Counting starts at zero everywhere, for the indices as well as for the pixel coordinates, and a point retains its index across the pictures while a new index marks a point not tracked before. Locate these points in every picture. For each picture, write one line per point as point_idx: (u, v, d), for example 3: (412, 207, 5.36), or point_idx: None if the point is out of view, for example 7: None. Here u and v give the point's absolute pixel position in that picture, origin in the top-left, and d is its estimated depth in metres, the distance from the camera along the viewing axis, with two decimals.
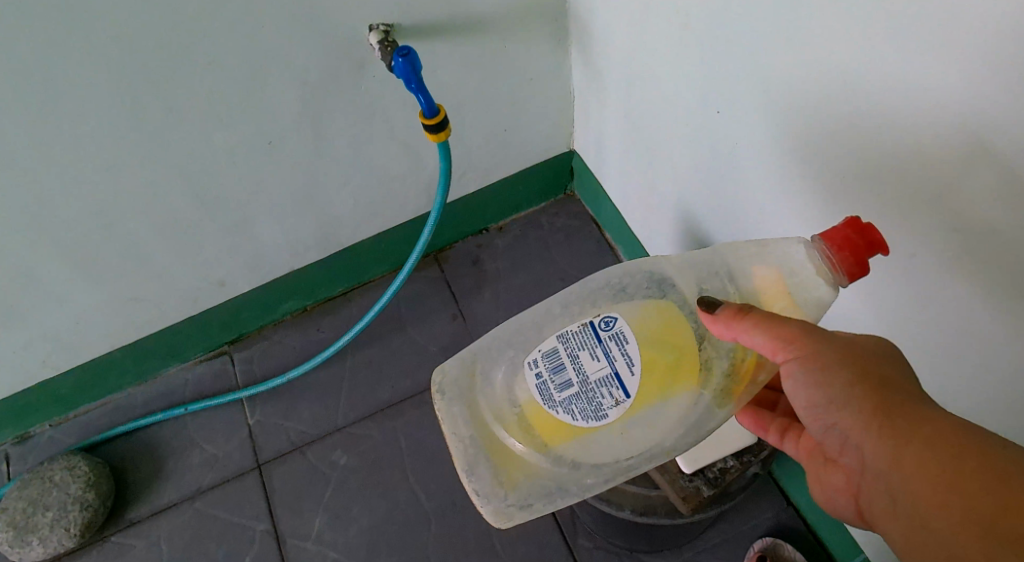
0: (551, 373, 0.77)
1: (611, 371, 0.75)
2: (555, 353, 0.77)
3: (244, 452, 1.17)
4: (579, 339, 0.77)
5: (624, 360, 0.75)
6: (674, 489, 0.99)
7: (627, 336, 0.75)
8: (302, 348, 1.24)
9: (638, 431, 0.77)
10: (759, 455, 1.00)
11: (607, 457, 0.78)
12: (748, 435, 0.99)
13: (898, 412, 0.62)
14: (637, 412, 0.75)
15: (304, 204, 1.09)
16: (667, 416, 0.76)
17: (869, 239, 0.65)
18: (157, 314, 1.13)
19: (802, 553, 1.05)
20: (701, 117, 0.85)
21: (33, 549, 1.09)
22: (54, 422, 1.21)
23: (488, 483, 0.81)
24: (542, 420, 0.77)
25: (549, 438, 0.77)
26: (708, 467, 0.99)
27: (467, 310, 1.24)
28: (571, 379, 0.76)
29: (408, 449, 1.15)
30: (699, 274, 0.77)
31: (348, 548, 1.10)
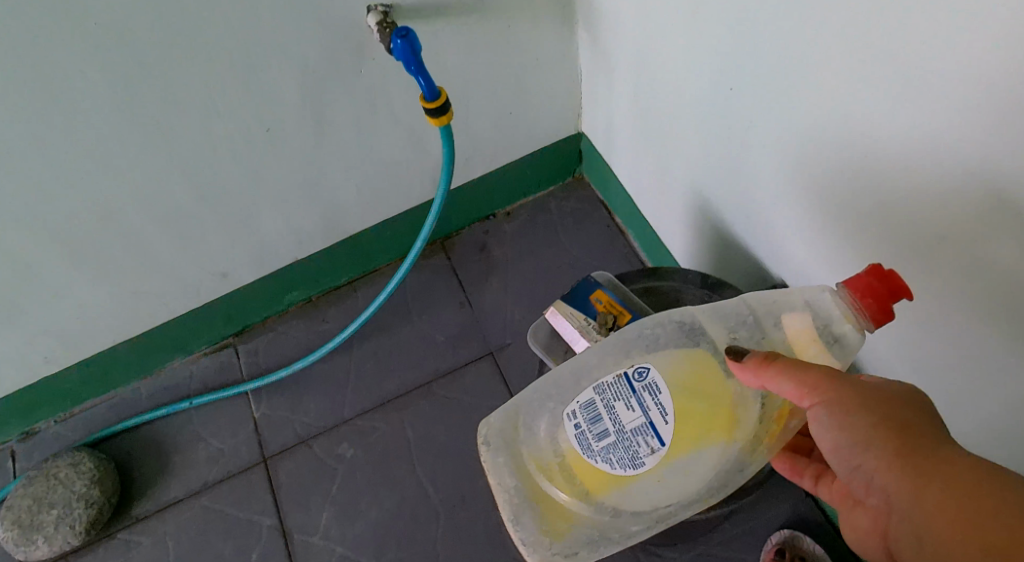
0: (588, 424, 0.75)
1: (647, 420, 0.73)
2: (592, 406, 0.75)
3: (250, 446, 1.15)
4: (614, 390, 0.75)
5: (658, 410, 0.73)
6: None
7: (659, 385, 0.73)
8: (307, 339, 1.21)
9: (677, 478, 0.74)
10: None
11: (647, 503, 0.75)
12: None
13: (925, 455, 0.59)
14: (675, 458, 0.73)
15: (305, 193, 1.06)
16: (705, 463, 0.74)
17: (893, 285, 0.64)
18: (158, 307, 1.11)
19: (821, 546, 1.05)
20: (710, 101, 0.82)
21: (40, 546, 1.09)
22: (59, 418, 1.19)
23: (533, 532, 0.78)
24: (583, 468, 0.75)
25: (592, 488, 0.75)
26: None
27: (475, 298, 1.21)
28: (608, 428, 0.74)
29: (417, 442, 1.13)
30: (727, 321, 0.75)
31: (355, 542, 1.08)
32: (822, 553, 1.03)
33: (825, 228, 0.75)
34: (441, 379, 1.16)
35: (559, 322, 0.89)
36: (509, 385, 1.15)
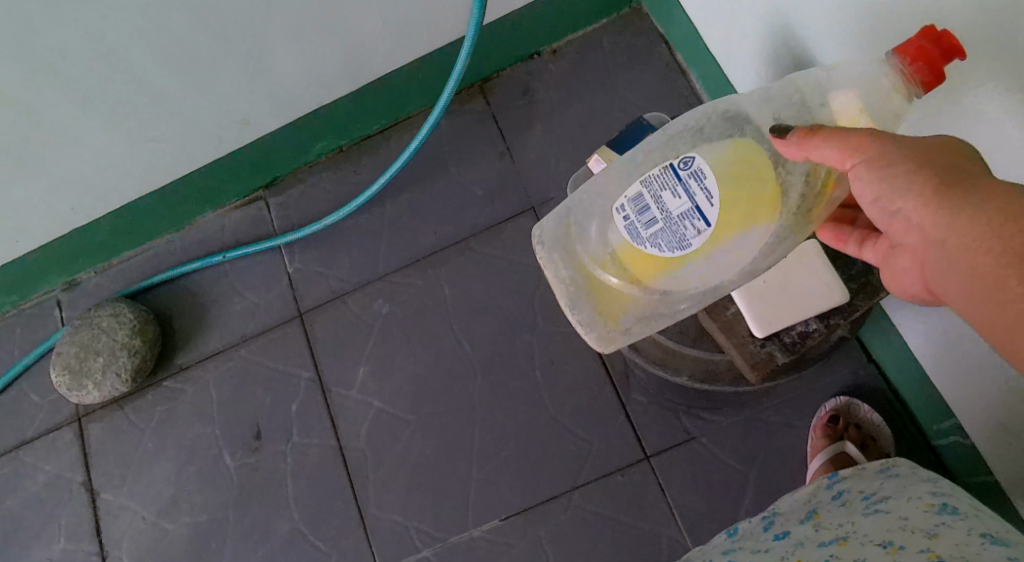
0: (636, 215, 0.71)
1: (694, 203, 0.69)
2: (636, 195, 0.71)
3: (286, 300, 1.12)
4: (660, 181, 0.70)
5: (705, 193, 0.69)
6: (741, 354, 0.87)
7: (705, 168, 0.69)
8: (340, 191, 1.15)
9: (726, 257, 0.71)
10: (850, 316, 0.85)
11: (697, 283, 0.73)
12: (840, 293, 0.84)
13: (962, 201, 0.56)
14: (722, 239, 0.70)
15: (325, 28, 0.97)
16: (754, 240, 0.70)
17: (947, 46, 0.61)
18: (183, 155, 1.06)
19: (880, 413, 0.99)
20: None
21: (90, 392, 1.11)
22: (100, 269, 1.19)
23: (589, 316, 0.78)
24: (631, 256, 0.72)
25: (639, 273, 0.73)
26: (785, 332, 0.86)
27: (517, 148, 1.13)
28: (655, 216, 0.70)
29: (453, 298, 1.09)
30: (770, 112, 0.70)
31: (392, 397, 1.07)
32: (881, 420, 0.98)
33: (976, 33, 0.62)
34: (479, 234, 1.10)
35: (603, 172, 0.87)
36: None
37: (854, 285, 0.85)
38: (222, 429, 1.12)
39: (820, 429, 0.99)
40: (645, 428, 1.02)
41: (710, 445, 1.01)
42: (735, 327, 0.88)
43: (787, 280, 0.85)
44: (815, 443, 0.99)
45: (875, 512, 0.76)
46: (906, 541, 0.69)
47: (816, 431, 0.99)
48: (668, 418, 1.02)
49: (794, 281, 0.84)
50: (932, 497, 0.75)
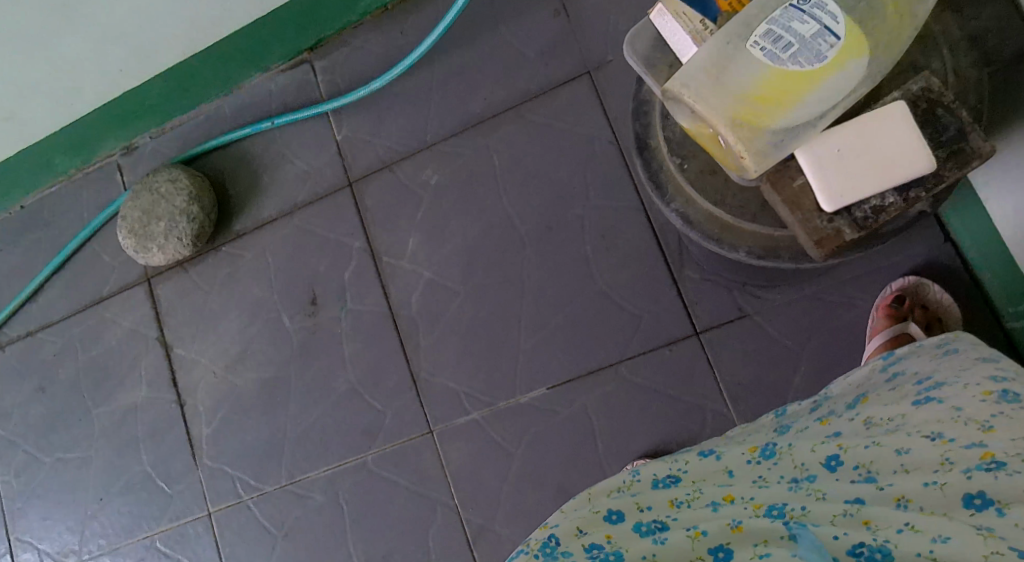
0: (774, 46, 0.72)
1: (814, 34, 0.71)
2: (761, 28, 0.73)
3: (336, 168, 1.11)
4: (786, 18, 0.72)
5: (827, 20, 0.71)
6: (805, 230, 0.76)
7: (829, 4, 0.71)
8: (386, 54, 1.09)
9: (842, 83, 0.72)
10: (933, 189, 0.74)
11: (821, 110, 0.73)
12: (924, 161, 0.72)
13: None
14: (826, 78, 0.71)
15: None
16: (847, 86, 0.72)
17: None
18: (224, 13, 1.03)
19: (950, 293, 0.96)
20: None
21: (155, 255, 1.14)
22: (154, 134, 1.19)
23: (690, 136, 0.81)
24: (766, 87, 0.72)
25: (755, 117, 0.73)
26: (857, 205, 0.74)
27: (573, 5, 1.05)
28: (789, 42, 0.72)
29: (503, 167, 1.06)
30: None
31: (443, 267, 1.07)
32: (951, 302, 0.94)
33: None
34: (531, 101, 1.06)
35: (669, 26, 0.79)
36: (607, 107, 1.03)
37: (941, 153, 0.73)
38: (281, 293, 1.15)
39: (882, 309, 0.96)
40: (698, 304, 1.00)
41: (764, 322, 0.99)
42: (801, 198, 0.76)
43: (866, 146, 0.73)
44: (875, 323, 0.96)
45: (926, 401, 0.70)
46: (955, 434, 0.65)
47: (878, 310, 0.96)
48: (722, 294, 1.00)
49: (873, 148, 0.73)
50: (988, 383, 0.69)
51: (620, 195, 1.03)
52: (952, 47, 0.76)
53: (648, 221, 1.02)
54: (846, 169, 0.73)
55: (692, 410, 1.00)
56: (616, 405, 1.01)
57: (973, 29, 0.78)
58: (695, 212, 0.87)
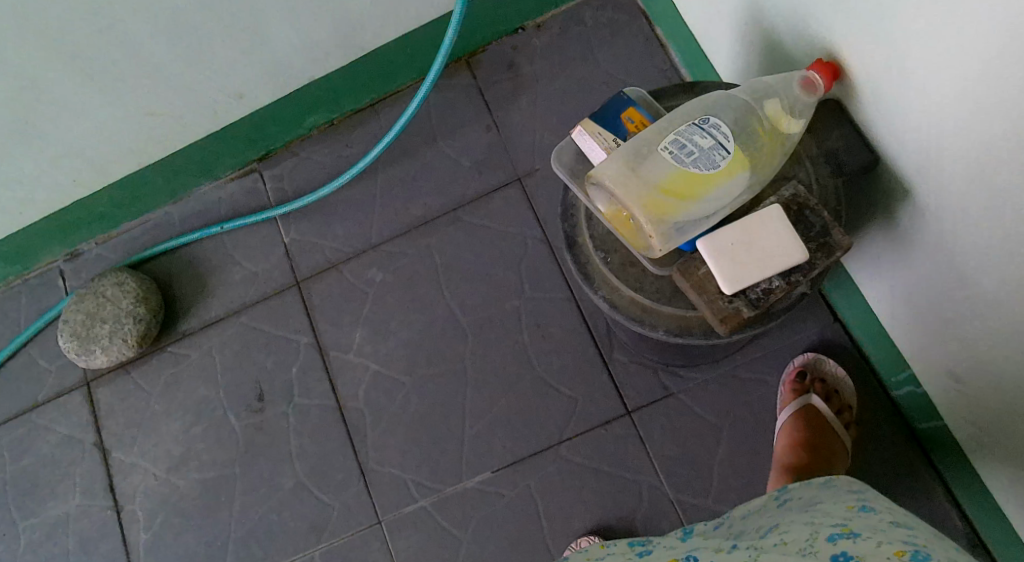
0: (678, 155, 0.87)
1: (711, 147, 0.87)
2: (670, 139, 0.88)
3: (283, 269, 1.18)
4: (689, 134, 0.88)
5: (722, 139, 0.87)
6: (711, 309, 0.87)
7: (723, 127, 0.88)
8: (332, 165, 1.19)
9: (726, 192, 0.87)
10: (809, 274, 0.87)
11: (710, 209, 0.88)
12: (799, 250, 0.86)
13: None
14: (717, 183, 0.87)
15: (316, 2, 1.02)
16: (732, 192, 0.87)
17: None
18: (180, 126, 1.11)
19: (845, 367, 1.08)
20: None
21: (98, 357, 1.17)
22: (100, 240, 1.23)
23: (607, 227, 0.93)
24: (670, 187, 0.87)
25: (660, 208, 0.86)
26: (751, 287, 0.87)
27: (503, 120, 1.17)
28: (691, 153, 0.87)
29: (444, 265, 1.14)
30: (756, 96, 0.90)
31: (388, 359, 1.14)
32: (846, 375, 1.07)
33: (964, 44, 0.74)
34: (467, 205, 1.15)
35: (588, 143, 0.94)
36: (536, 210, 1.14)
37: (811, 245, 0.88)
38: (226, 391, 1.18)
39: (788, 384, 1.07)
40: (627, 384, 1.09)
41: (687, 399, 1.09)
42: (706, 283, 0.88)
43: (753, 240, 0.87)
44: (784, 397, 1.07)
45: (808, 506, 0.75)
46: (828, 521, 0.70)
47: (785, 386, 1.07)
48: (648, 375, 1.09)
49: (758, 241, 0.87)
50: (857, 499, 0.74)
51: (552, 287, 1.12)
52: (812, 158, 0.91)
53: (579, 310, 1.11)
54: (739, 257, 0.86)
55: (627, 485, 1.07)
56: (556, 484, 1.08)
57: (832, 144, 0.91)
58: (619, 298, 0.95)
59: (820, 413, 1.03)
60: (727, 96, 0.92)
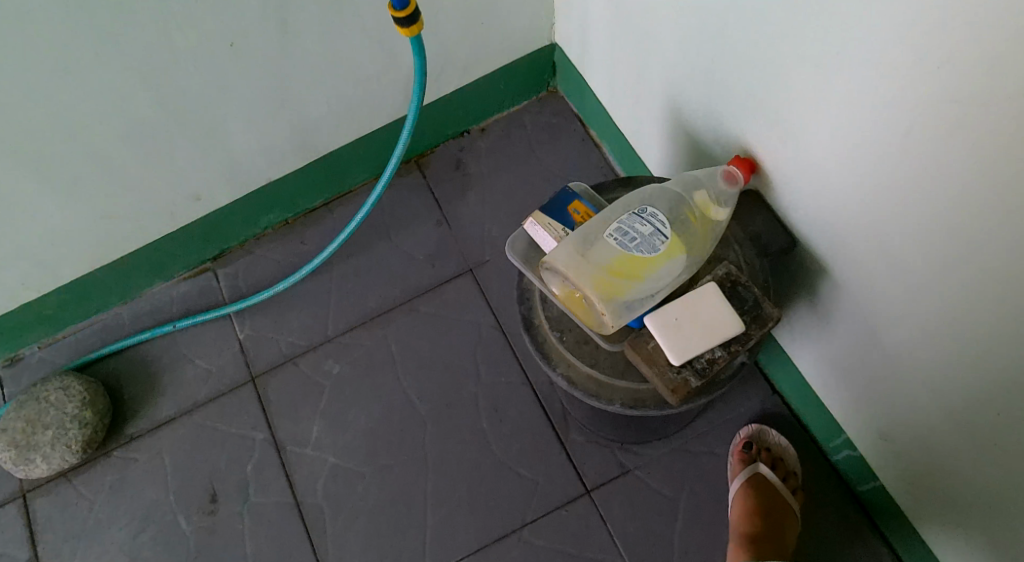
0: (621, 240, 0.87)
1: (650, 233, 0.87)
2: (612, 226, 0.88)
3: (238, 365, 1.19)
4: (629, 223, 0.88)
5: (659, 225, 0.87)
6: (661, 381, 0.85)
7: (660, 215, 0.88)
8: (287, 260, 1.23)
9: (667, 275, 0.87)
10: (748, 344, 0.86)
11: (653, 292, 0.87)
12: (735, 320, 0.86)
13: None
14: (660, 265, 0.87)
15: (275, 106, 1.07)
16: (674, 275, 0.87)
17: None
18: (134, 227, 1.12)
19: (786, 439, 1.11)
20: (715, 43, 0.89)
21: (38, 465, 1.12)
22: (43, 343, 1.21)
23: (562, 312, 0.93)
24: (615, 271, 0.86)
25: (610, 288, 0.86)
26: (696, 356, 0.85)
27: (452, 215, 1.24)
28: (632, 238, 0.87)
29: (400, 354, 1.17)
30: (687, 187, 0.91)
31: (346, 451, 1.14)
32: (788, 444, 1.09)
33: (843, 140, 0.79)
34: (421, 295, 1.20)
35: (538, 233, 0.93)
36: (489, 297, 1.19)
37: (745, 317, 0.87)
38: (176, 494, 1.14)
39: (737, 454, 1.08)
40: (584, 464, 1.11)
41: (644, 475, 1.11)
42: (654, 355, 0.86)
43: (694, 313, 0.86)
44: (733, 467, 1.08)
45: None
46: None
47: (733, 456, 1.09)
48: (604, 453, 1.12)
49: (699, 313, 0.86)
50: None
51: (506, 371, 1.15)
52: (739, 242, 0.92)
53: (533, 393, 1.15)
54: (680, 329, 0.85)
55: None
56: None
57: (755, 229, 0.93)
58: (576, 374, 0.91)
59: (768, 481, 1.04)
60: (661, 185, 0.92)
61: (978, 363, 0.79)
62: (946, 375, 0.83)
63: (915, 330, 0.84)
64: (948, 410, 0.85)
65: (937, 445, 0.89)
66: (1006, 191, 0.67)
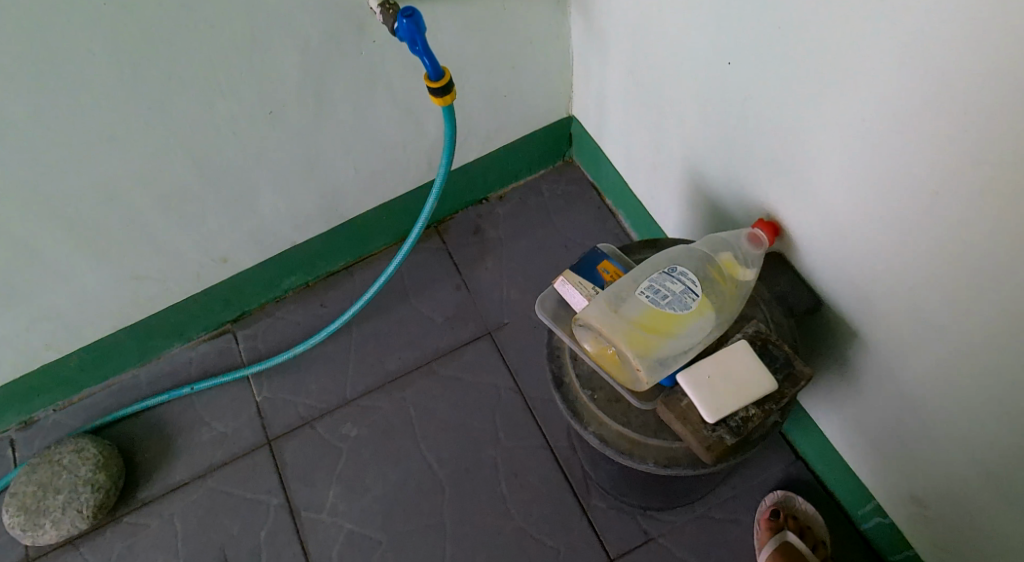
0: (652, 296, 0.82)
1: (682, 290, 0.82)
2: (643, 283, 0.83)
3: (254, 428, 1.18)
4: (660, 281, 0.83)
5: (690, 281, 0.82)
6: (694, 439, 0.78)
7: (690, 273, 0.83)
8: (307, 323, 1.24)
9: (699, 333, 0.81)
10: (781, 402, 0.79)
11: (686, 350, 0.81)
12: (767, 376, 0.79)
13: None
14: (693, 322, 0.81)
15: (304, 173, 1.09)
16: (705, 333, 0.82)
17: None
18: (159, 291, 1.13)
19: (813, 506, 1.07)
20: (729, 113, 0.91)
21: (46, 531, 1.09)
22: (58, 406, 1.21)
23: (591, 372, 0.86)
24: (648, 326, 0.80)
25: (643, 344, 0.80)
26: (730, 414, 0.78)
27: (471, 279, 1.25)
28: (663, 294, 0.82)
29: (419, 418, 1.16)
30: (713, 247, 0.87)
31: (363, 518, 1.11)
32: (814, 511, 1.05)
33: (861, 199, 0.80)
34: (440, 358, 1.20)
35: (568, 292, 0.87)
36: (508, 361, 1.19)
37: (778, 376, 0.80)
38: None
39: (764, 522, 1.05)
40: (606, 531, 1.08)
41: (668, 543, 1.07)
42: (686, 413, 0.79)
43: (724, 370, 0.79)
44: (760, 535, 1.04)
45: None
46: None
47: (760, 524, 1.05)
48: (627, 520, 1.08)
49: (731, 370, 0.79)
50: None
51: (527, 435, 1.14)
52: (766, 301, 0.89)
53: (555, 458, 1.12)
54: (711, 386, 0.78)
55: None
56: None
57: (780, 289, 0.90)
58: (607, 433, 0.83)
59: (797, 550, 1.00)
60: (686, 246, 0.88)
61: (1012, 418, 0.76)
62: (980, 431, 0.80)
63: (938, 392, 0.82)
64: (983, 467, 0.82)
65: (972, 504, 0.85)
66: None
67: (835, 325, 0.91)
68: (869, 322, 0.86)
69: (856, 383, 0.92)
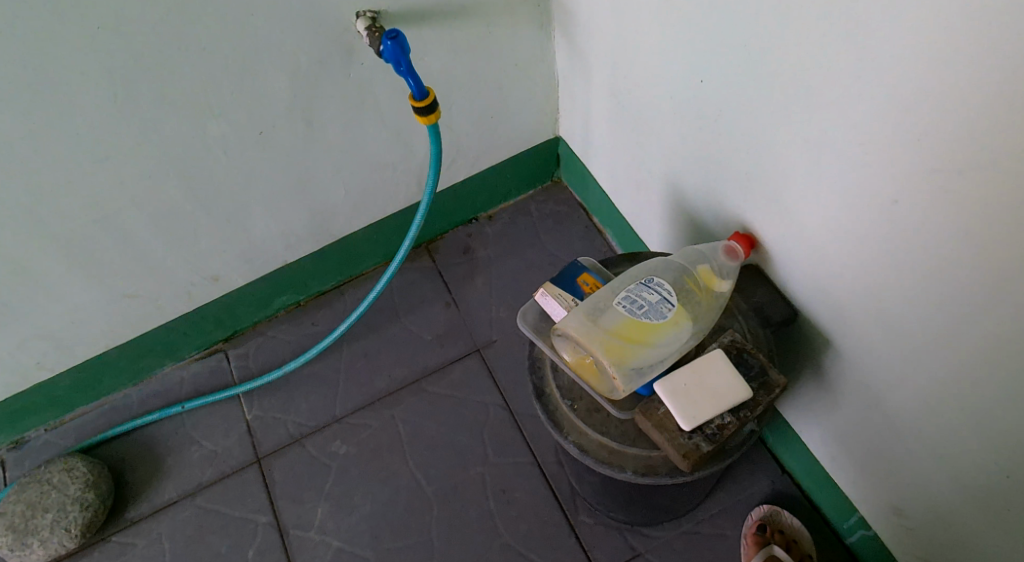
0: (629, 306, 0.83)
1: (658, 300, 0.83)
2: (620, 293, 0.84)
3: (244, 446, 1.18)
4: (637, 291, 0.84)
5: (665, 292, 0.83)
6: (671, 445, 0.78)
7: (666, 283, 0.84)
8: (298, 342, 1.26)
9: (675, 342, 0.82)
10: (757, 410, 0.80)
11: (661, 359, 0.82)
12: (742, 384, 0.80)
13: None
14: (669, 331, 0.82)
15: (295, 194, 1.11)
16: (680, 343, 0.83)
17: None
18: (152, 310, 1.15)
19: (801, 521, 1.07)
20: (705, 130, 0.93)
21: (34, 550, 1.09)
22: (50, 426, 1.21)
23: (571, 381, 0.86)
24: (625, 334, 0.81)
25: (620, 352, 0.81)
26: (706, 421, 0.79)
27: (460, 298, 1.26)
28: (640, 303, 0.82)
29: (407, 436, 1.17)
30: (689, 259, 0.88)
31: (351, 536, 1.11)
32: (802, 527, 1.05)
33: (832, 210, 0.81)
34: (429, 375, 1.21)
35: (548, 303, 0.88)
36: (495, 378, 1.19)
37: (753, 384, 0.81)
38: None
39: (750, 537, 1.05)
40: (593, 546, 1.07)
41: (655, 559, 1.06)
42: (664, 421, 0.79)
43: (701, 379, 0.80)
44: (747, 550, 1.04)
45: None
46: None
47: (747, 539, 1.05)
48: (614, 536, 1.08)
49: (707, 378, 0.80)
50: None
51: (514, 452, 1.14)
52: (743, 313, 0.90)
53: (543, 474, 1.12)
54: (688, 393, 0.79)
55: None
56: None
57: (757, 300, 0.92)
58: (587, 442, 0.84)
59: None
60: (663, 258, 0.89)
61: (987, 426, 0.76)
62: (958, 441, 0.80)
63: (915, 402, 0.83)
64: (962, 476, 0.82)
65: (953, 514, 0.85)
66: (999, 250, 0.68)
67: (812, 337, 0.92)
68: (845, 332, 0.87)
69: (836, 395, 0.93)
